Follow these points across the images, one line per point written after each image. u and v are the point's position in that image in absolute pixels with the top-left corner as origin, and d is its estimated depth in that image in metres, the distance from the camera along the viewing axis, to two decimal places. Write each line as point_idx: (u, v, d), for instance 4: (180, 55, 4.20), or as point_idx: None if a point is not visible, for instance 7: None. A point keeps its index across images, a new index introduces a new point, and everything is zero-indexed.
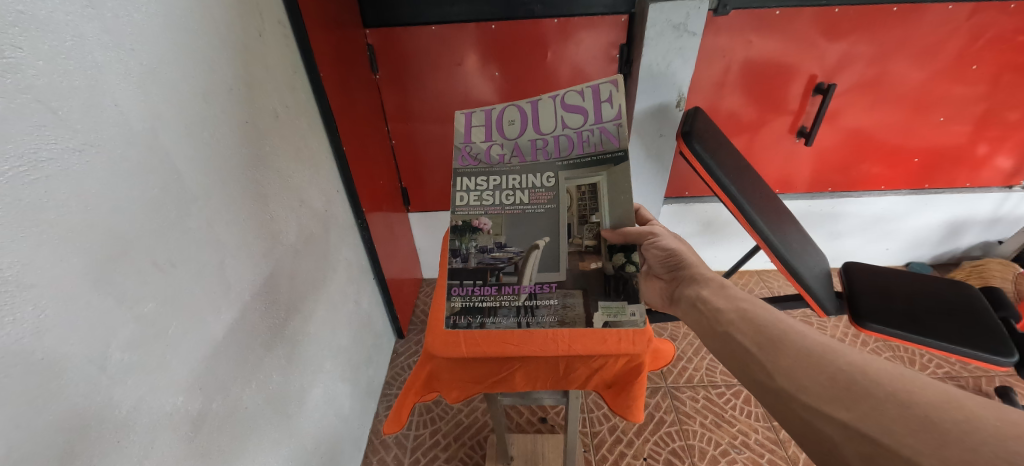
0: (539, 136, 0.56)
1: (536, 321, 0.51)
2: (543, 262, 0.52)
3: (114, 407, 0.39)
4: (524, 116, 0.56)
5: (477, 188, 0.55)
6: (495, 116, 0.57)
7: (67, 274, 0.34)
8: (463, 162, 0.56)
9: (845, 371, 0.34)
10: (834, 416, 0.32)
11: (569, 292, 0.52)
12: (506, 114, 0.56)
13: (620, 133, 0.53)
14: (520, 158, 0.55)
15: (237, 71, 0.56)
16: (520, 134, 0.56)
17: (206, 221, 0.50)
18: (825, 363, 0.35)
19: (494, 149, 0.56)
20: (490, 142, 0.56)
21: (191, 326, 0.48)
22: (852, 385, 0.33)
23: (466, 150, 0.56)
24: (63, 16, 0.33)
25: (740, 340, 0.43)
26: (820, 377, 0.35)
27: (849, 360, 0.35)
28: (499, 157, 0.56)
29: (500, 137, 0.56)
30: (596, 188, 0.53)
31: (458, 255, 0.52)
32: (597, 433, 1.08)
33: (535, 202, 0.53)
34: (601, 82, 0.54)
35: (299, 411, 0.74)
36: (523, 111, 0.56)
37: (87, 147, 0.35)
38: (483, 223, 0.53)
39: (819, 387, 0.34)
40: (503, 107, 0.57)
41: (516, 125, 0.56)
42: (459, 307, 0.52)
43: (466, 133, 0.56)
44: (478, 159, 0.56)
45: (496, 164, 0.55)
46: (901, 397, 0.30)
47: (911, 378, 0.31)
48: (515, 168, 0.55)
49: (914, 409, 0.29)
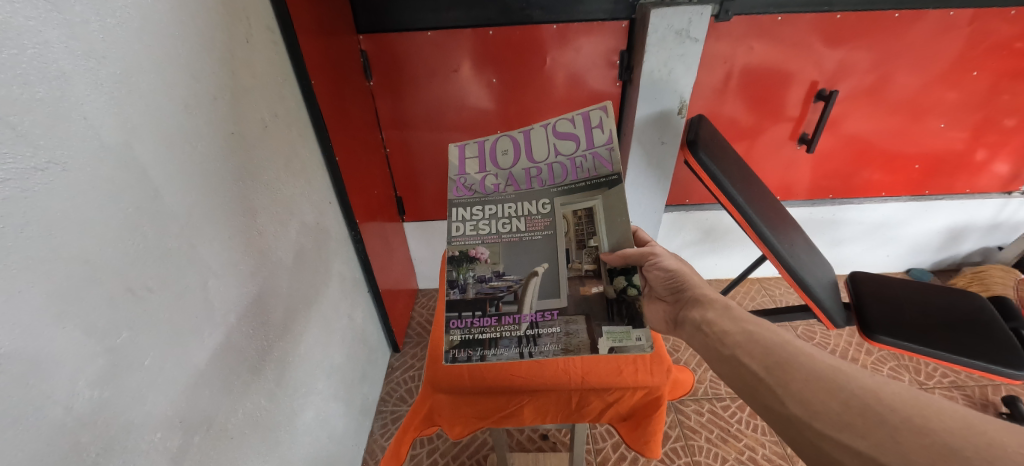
0: (532, 164, 0.54)
1: (538, 350, 0.47)
2: (543, 288, 0.50)
3: (82, 451, 0.35)
4: (517, 146, 0.55)
5: (472, 218, 0.53)
6: (489, 146, 0.55)
7: (29, 305, 0.30)
8: (457, 193, 0.54)
9: (858, 395, 0.31)
10: (850, 446, 0.30)
11: (572, 319, 0.48)
12: (499, 144, 0.55)
13: (613, 157, 0.51)
14: (514, 186, 0.54)
15: (221, 80, 0.53)
16: (513, 163, 0.55)
17: (186, 241, 0.46)
18: (837, 387, 0.33)
19: (489, 179, 0.54)
20: (485, 173, 0.54)
21: (172, 354, 0.44)
22: (867, 411, 0.30)
23: (460, 181, 0.54)
24: (24, 22, 0.29)
25: (748, 363, 0.40)
26: (833, 402, 0.32)
27: (861, 384, 0.32)
28: (494, 186, 0.54)
29: (494, 167, 0.55)
30: (593, 212, 0.51)
31: (455, 286, 0.50)
32: (601, 450, 1.05)
33: (532, 229, 0.52)
34: (591, 108, 0.53)
35: (288, 436, 0.70)
36: (516, 141, 0.55)
37: (51, 165, 0.31)
38: (481, 253, 0.51)
39: (832, 412, 0.32)
40: (496, 137, 0.55)
41: (508, 156, 0.55)
42: (458, 340, 0.49)
43: (459, 165, 0.55)
44: (472, 189, 0.54)
45: (491, 193, 0.54)
46: (917, 424, 0.28)
47: (927, 401, 0.29)
48: (511, 196, 0.54)
49: (933, 436, 0.27)
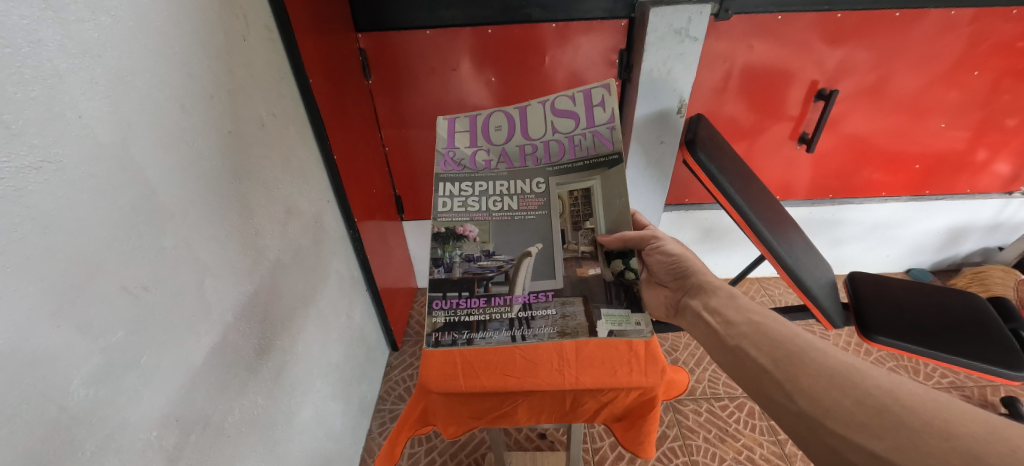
0: (527, 141, 0.55)
1: (532, 333, 0.47)
2: (536, 269, 0.50)
3: (77, 450, 0.35)
4: (511, 122, 0.55)
5: (461, 194, 0.53)
6: (481, 122, 0.55)
7: (24, 304, 0.30)
8: (447, 167, 0.54)
9: (873, 395, 0.31)
10: (863, 445, 0.29)
11: (568, 300, 0.49)
12: (492, 119, 0.55)
13: (613, 136, 0.52)
14: (507, 163, 0.55)
15: (218, 79, 0.53)
16: (507, 139, 0.55)
17: (182, 239, 0.46)
18: (851, 386, 0.32)
19: (480, 154, 0.55)
20: (476, 148, 0.55)
21: (168, 354, 0.44)
22: (884, 412, 0.30)
23: (449, 156, 0.54)
24: (18, 21, 0.29)
25: (756, 357, 0.40)
26: (845, 401, 0.32)
27: (877, 383, 0.32)
28: (485, 162, 0.55)
29: (487, 143, 0.55)
30: (590, 193, 0.51)
31: (439, 264, 0.49)
32: (598, 449, 1.05)
33: (525, 209, 0.52)
34: (592, 86, 0.53)
35: (286, 435, 0.70)
36: (511, 117, 0.55)
37: (44, 164, 0.31)
38: (469, 230, 0.51)
39: (845, 411, 0.31)
40: (490, 112, 0.55)
41: (502, 131, 0.55)
42: (442, 323, 0.48)
43: (449, 138, 0.55)
44: (463, 165, 0.54)
45: (482, 169, 0.54)
46: (938, 428, 0.27)
47: (945, 404, 0.28)
48: (503, 173, 0.54)
49: (954, 442, 0.26)
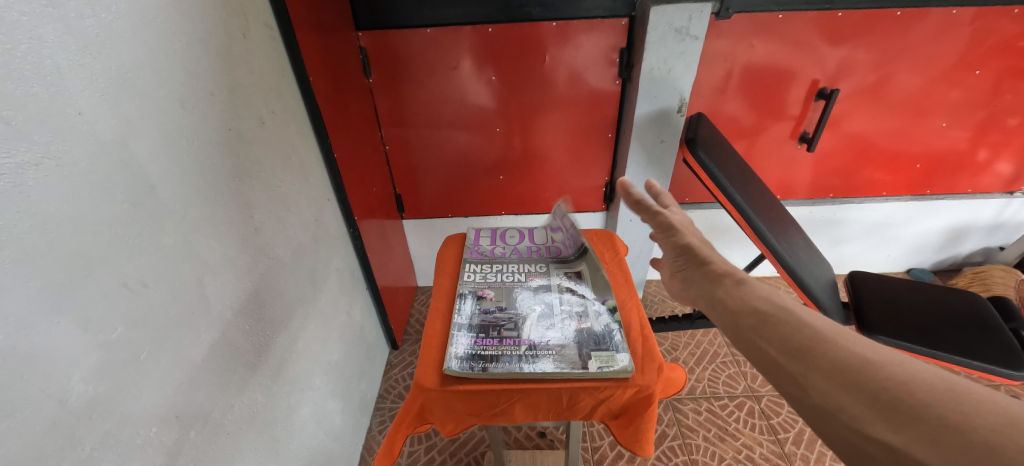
0: (532, 243, 0.84)
1: (534, 364, 0.57)
2: (539, 321, 0.65)
3: (77, 445, 0.35)
4: (522, 233, 0.87)
5: (485, 273, 0.76)
6: (503, 233, 0.87)
7: (24, 298, 0.30)
8: (477, 259, 0.80)
9: (888, 388, 0.26)
10: (882, 442, 0.25)
11: (564, 344, 0.61)
12: (510, 232, 0.87)
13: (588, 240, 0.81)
14: (518, 255, 0.81)
15: (218, 76, 0.53)
16: (518, 242, 0.84)
17: (182, 236, 0.46)
18: (864, 379, 0.28)
19: (500, 250, 0.82)
20: (497, 247, 0.83)
21: (168, 351, 0.44)
22: (899, 407, 0.25)
23: (480, 253, 0.82)
24: (18, 17, 0.29)
25: (763, 347, 0.35)
26: (861, 395, 0.27)
27: (893, 373, 0.27)
28: (504, 255, 0.82)
29: (505, 244, 0.84)
30: (579, 272, 0.76)
31: (464, 314, 0.67)
32: (597, 448, 1.06)
33: (533, 281, 0.74)
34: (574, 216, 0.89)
35: (287, 432, 0.70)
36: (522, 230, 0.88)
37: (44, 161, 0.31)
38: (488, 293, 0.71)
39: (860, 407, 0.27)
40: (508, 228, 0.88)
41: (515, 238, 0.85)
42: (462, 353, 0.60)
43: (481, 243, 0.85)
44: (489, 257, 0.81)
45: (502, 258, 0.81)
46: (960, 422, 0.23)
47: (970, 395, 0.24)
48: (515, 260, 0.80)
49: (976, 437, 0.22)
